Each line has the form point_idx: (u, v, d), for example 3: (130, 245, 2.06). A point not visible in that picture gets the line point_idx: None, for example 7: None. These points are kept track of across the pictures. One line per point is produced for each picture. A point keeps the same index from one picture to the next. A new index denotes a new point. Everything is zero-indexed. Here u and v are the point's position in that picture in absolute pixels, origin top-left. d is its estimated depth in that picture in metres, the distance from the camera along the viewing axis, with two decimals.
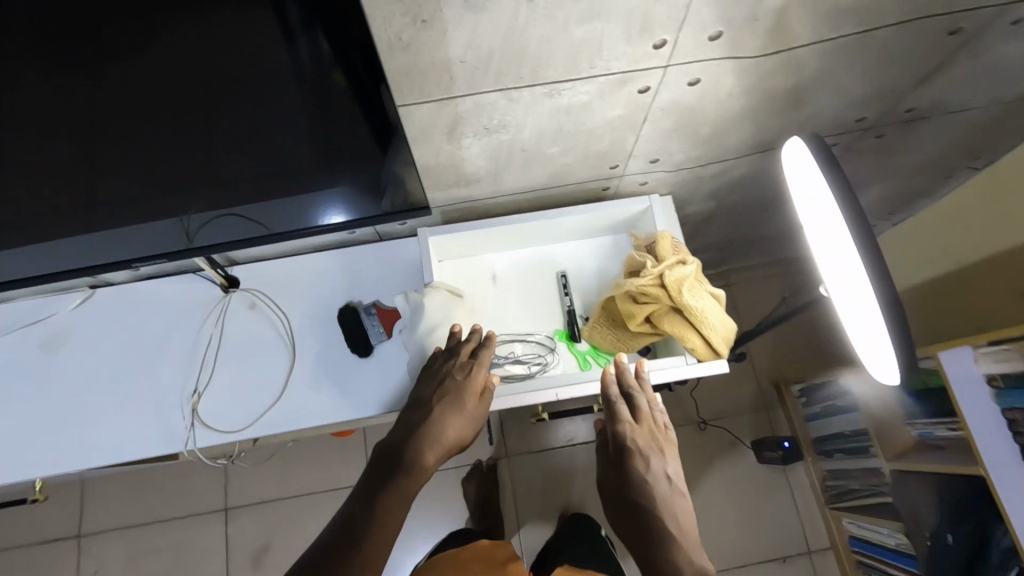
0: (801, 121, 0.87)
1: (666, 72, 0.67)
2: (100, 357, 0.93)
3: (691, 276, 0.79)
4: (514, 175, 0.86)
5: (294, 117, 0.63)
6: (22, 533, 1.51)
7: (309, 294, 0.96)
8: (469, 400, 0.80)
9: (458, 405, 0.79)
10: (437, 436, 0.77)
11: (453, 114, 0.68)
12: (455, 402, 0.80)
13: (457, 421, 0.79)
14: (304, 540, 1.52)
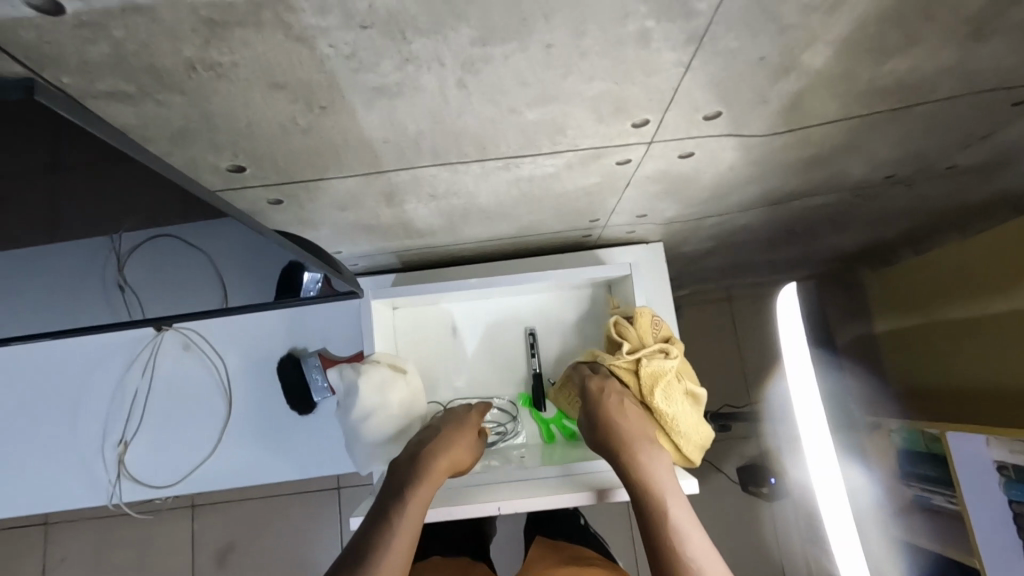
0: (818, 181, 0.74)
1: (650, 147, 0.55)
2: (17, 397, 0.84)
3: (670, 373, 0.69)
4: (476, 228, 0.75)
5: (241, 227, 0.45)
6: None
7: (247, 337, 0.86)
8: (467, 430, 0.71)
9: (457, 429, 0.70)
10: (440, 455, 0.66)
11: (388, 185, 0.56)
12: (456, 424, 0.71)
13: (464, 440, 0.69)
14: (269, 543, 1.49)
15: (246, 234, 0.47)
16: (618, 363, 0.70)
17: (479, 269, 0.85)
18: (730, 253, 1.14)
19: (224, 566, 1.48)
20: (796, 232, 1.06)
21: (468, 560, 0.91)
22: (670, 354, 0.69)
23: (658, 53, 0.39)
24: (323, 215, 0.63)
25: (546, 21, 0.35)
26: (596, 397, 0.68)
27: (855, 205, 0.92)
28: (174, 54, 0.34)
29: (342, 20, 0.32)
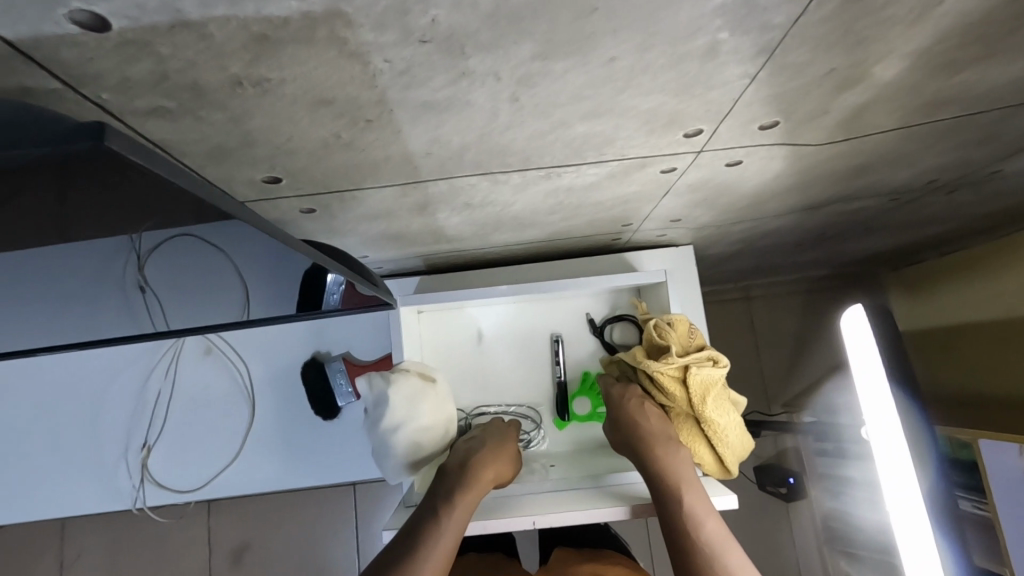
0: (860, 187, 0.72)
1: (698, 156, 0.53)
2: (38, 400, 0.83)
3: (720, 382, 0.66)
4: (506, 234, 0.73)
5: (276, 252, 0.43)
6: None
7: (269, 341, 0.84)
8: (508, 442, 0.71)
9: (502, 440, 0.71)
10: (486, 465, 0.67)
11: (423, 195, 0.55)
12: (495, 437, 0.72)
13: (504, 453, 0.69)
14: (283, 540, 1.49)
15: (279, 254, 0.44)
16: (664, 370, 0.66)
17: (506, 273, 0.84)
18: (755, 255, 1.12)
19: (240, 563, 1.48)
20: (825, 236, 1.04)
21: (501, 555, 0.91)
22: (719, 362, 0.66)
23: (724, 66, 0.37)
24: (353, 224, 0.62)
25: (614, 35, 0.32)
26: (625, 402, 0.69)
27: (890, 209, 0.89)
28: (220, 70, 0.32)
29: (401, 36, 0.30)
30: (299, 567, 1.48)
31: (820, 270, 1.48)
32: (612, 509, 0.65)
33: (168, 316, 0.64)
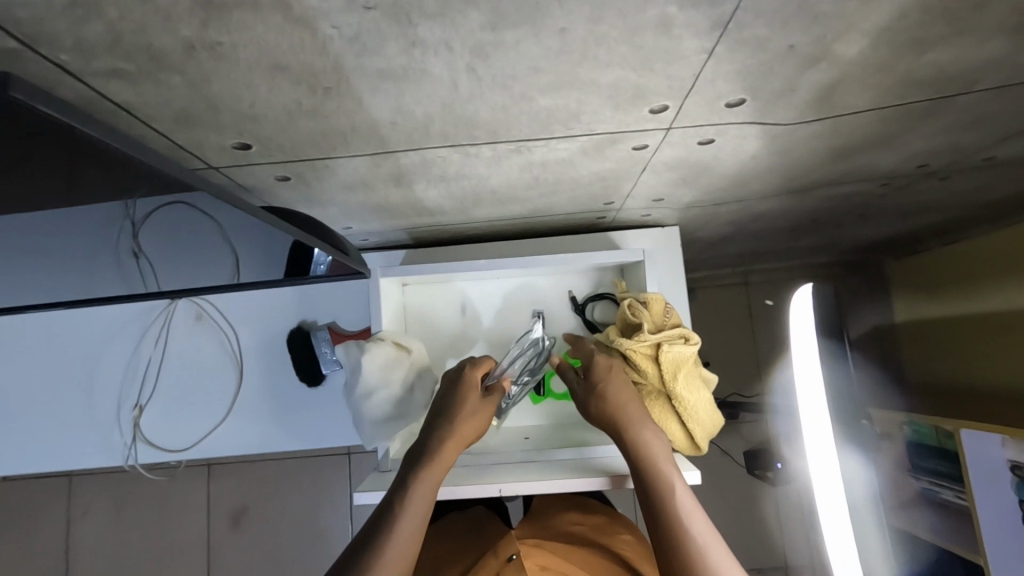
0: (847, 170, 0.70)
1: (669, 133, 0.52)
2: (36, 358, 0.87)
3: (691, 358, 0.68)
4: (488, 209, 0.73)
5: (245, 220, 0.45)
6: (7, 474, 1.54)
7: (260, 311, 0.86)
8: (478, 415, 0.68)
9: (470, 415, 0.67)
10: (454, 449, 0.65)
11: (396, 166, 0.55)
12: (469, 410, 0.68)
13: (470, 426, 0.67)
14: (280, 503, 1.53)
15: (248, 222, 0.46)
16: (636, 348, 0.67)
17: (493, 248, 0.84)
18: (748, 238, 1.12)
19: (238, 524, 1.53)
20: (820, 221, 1.03)
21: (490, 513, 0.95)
22: (690, 340, 0.68)
23: (680, 40, 0.37)
24: (331, 194, 0.62)
25: (560, 6, 0.33)
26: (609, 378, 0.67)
27: (885, 195, 0.88)
28: (171, 34, 0.32)
29: (343, 3, 0.31)
30: (295, 530, 1.52)
31: (820, 257, 1.47)
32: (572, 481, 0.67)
33: (152, 280, 0.66)
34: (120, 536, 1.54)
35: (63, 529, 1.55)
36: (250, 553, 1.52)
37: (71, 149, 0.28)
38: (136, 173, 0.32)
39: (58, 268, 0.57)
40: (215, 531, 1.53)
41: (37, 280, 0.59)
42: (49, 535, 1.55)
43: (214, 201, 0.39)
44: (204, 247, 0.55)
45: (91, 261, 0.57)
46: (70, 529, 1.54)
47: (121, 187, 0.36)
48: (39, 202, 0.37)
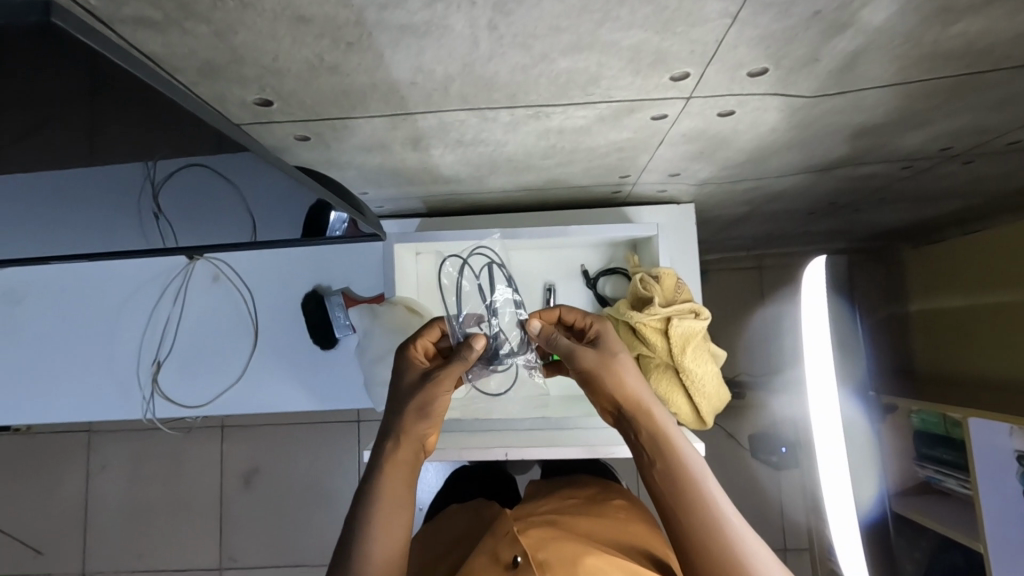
0: (868, 150, 0.70)
1: (688, 103, 0.52)
2: (61, 311, 0.89)
3: (701, 333, 0.68)
4: (503, 178, 0.73)
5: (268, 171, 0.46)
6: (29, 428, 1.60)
7: (275, 273, 0.88)
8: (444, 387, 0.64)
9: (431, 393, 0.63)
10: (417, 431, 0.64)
11: (414, 129, 0.56)
12: (426, 403, 0.63)
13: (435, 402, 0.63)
14: (291, 466, 1.57)
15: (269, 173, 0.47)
16: (646, 321, 0.67)
17: (506, 219, 0.85)
18: (763, 219, 1.11)
19: (249, 484, 1.58)
20: (838, 204, 1.02)
21: (482, 503, 1.03)
22: (701, 315, 0.68)
23: (703, 3, 0.37)
24: (349, 156, 0.63)
25: None
26: (605, 347, 0.62)
27: (906, 178, 0.86)
28: None
29: None
30: (305, 493, 1.56)
31: (836, 243, 1.45)
32: (565, 449, 0.72)
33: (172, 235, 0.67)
34: (136, 491, 1.59)
35: (82, 483, 1.60)
36: (261, 511, 1.57)
37: (104, 94, 0.29)
38: (162, 114, 0.33)
39: (83, 222, 0.58)
40: (227, 491, 1.58)
41: (62, 233, 0.61)
42: (69, 489, 1.60)
43: (238, 150, 0.40)
44: (225, 203, 0.57)
45: (114, 216, 0.58)
46: (89, 482, 1.59)
47: (147, 141, 0.37)
48: (71, 161, 0.39)
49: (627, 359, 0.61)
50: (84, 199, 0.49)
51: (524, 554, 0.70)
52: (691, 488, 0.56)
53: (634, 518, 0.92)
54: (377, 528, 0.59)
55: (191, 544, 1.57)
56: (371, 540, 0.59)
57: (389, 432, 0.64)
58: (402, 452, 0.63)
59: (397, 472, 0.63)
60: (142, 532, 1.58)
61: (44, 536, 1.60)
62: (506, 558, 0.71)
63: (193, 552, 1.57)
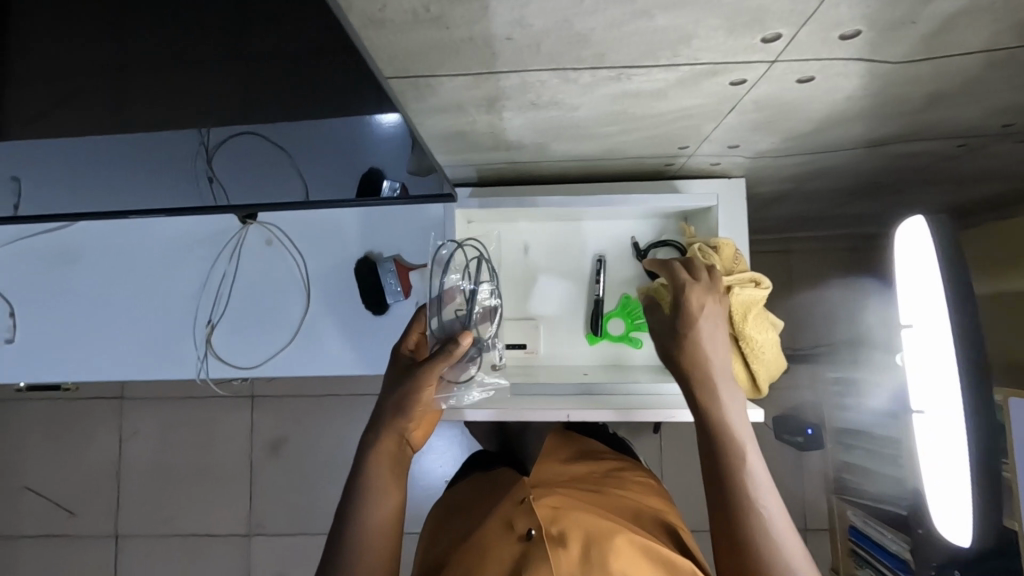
0: (931, 124, 0.70)
1: (771, 67, 0.52)
2: (117, 272, 0.91)
3: (761, 301, 0.69)
4: (563, 145, 0.74)
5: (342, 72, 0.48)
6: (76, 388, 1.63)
7: (329, 239, 0.89)
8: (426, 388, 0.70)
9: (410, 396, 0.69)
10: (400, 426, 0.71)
11: (494, 88, 0.56)
12: (412, 405, 0.70)
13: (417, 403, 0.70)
14: (318, 436, 1.60)
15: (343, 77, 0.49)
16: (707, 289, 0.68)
17: (559, 189, 0.85)
18: (804, 198, 1.11)
19: (278, 453, 1.60)
20: (881, 184, 1.02)
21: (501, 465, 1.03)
22: (762, 283, 0.69)
23: None
24: (421, 117, 0.64)
25: None
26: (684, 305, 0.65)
27: (956, 157, 0.86)
28: None
29: None
30: (332, 463, 1.59)
31: (867, 228, 1.44)
32: (620, 411, 0.73)
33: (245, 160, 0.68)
34: (167, 456, 1.62)
35: (114, 447, 1.63)
36: (290, 480, 1.59)
37: None
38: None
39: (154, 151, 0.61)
40: (256, 459, 1.61)
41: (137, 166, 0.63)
42: (102, 453, 1.63)
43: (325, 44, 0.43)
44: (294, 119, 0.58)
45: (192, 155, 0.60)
46: (122, 447, 1.62)
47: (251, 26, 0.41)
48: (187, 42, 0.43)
49: (716, 342, 0.64)
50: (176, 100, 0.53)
51: (539, 528, 0.73)
52: (745, 473, 0.61)
53: (651, 490, 0.94)
54: (377, 512, 0.68)
55: (220, 509, 1.60)
56: (359, 521, 0.68)
57: (380, 428, 0.71)
58: (389, 446, 0.71)
59: (384, 459, 0.70)
60: (171, 498, 1.61)
61: (76, 499, 1.63)
62: (519, 529, 0.74)
63: (221, 518, 1.60)
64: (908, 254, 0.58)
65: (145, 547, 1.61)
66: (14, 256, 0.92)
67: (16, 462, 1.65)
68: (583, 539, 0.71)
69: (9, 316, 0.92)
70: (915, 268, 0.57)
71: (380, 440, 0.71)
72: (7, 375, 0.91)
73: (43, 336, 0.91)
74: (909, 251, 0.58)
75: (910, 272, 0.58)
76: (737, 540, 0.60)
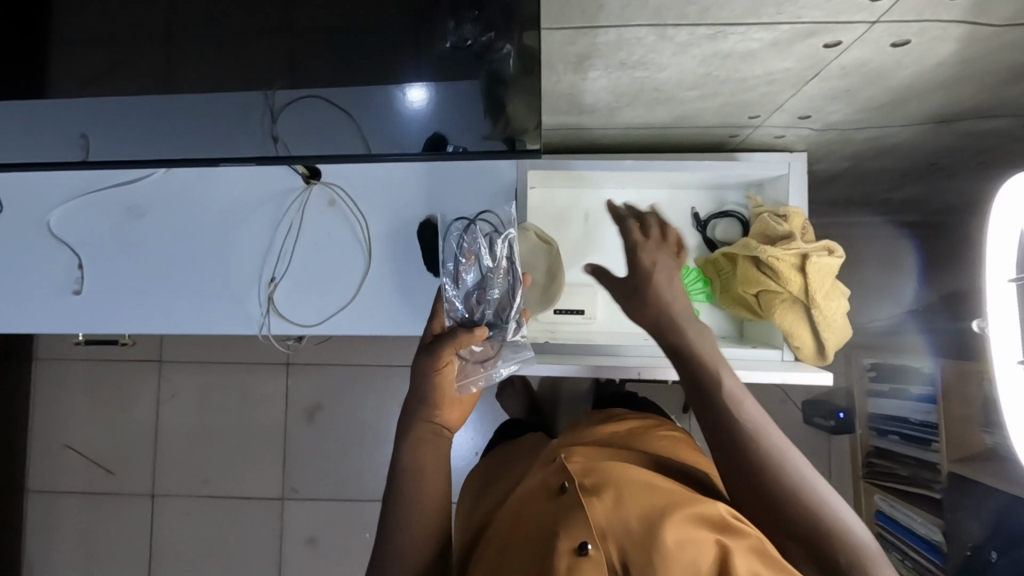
0: (1009, 99, 0.70)
1: (870, 29, 0.53)
2: (182, 228, 0.93)
3: (834, 271, 0.71)
4: (636, 110, 0.75)
5: None
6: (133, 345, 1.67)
7: (392, 200, 0.91)
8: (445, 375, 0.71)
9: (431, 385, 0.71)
10: (425, 415, 0.71)
11: (589, 45, 0.57)
12: (437, 391, 0.71)
13: (440, 393, 0.71)
14: (352, 405, 1.63)
15: None
16: (782, 258, 0.70)
17: (623, 157, 0.86)
18: (857, 178, 1.10)
19: (313, 419, 1.63)
20: (936, 167, 1.02)
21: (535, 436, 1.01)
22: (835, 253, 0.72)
23: None
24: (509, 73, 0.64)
25: None
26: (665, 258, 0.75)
27: (1022, 138, 0.86)
28: None
29: None
30: (364, 431, 1.62)
31: (908, 216, 1.44)
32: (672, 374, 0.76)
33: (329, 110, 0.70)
34: (203, 418, 1.66)
35: (152, 408, 1.67)
36: (323, 445, 1.62)
37: None
38: None
39: None
40: (291, 425, 1.64)
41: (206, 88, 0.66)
42: (140, 413, 1.67)
43: None
44: None
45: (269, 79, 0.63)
46: (160, 408, 1.66)
47: None
48: None
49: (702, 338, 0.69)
50: None
51: (572, 479, 0.72)
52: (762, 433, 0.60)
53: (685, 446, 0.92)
54: (420, 485, 0.67)
55: (254, 472, 1.64)
56: (404, 524, 0.65)
57: (408, 422, 0.71)
58: (422, 432, 0.70)
59: (416, 450, 0.69)
60: (209, 459, 1.65)
61: (115, 457, 1.67)
62: (553, 485, 0.72)
63: (256, 482, 1.63)
64: (1015, 212, 0.59)
65: (182, 507, 1.65)
66: (82, 209, 0.95)
67: (58, 420, 1.69)
68: (615, 486, 0.68)
69: (76, 267, 0.94)
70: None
71: (414, 426, 0.70)
72: (74, 325, 0.93)
73: (108, 287, 0.94)
74: (1006, 211, 0.60)
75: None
76: (755, 489, 0.58)
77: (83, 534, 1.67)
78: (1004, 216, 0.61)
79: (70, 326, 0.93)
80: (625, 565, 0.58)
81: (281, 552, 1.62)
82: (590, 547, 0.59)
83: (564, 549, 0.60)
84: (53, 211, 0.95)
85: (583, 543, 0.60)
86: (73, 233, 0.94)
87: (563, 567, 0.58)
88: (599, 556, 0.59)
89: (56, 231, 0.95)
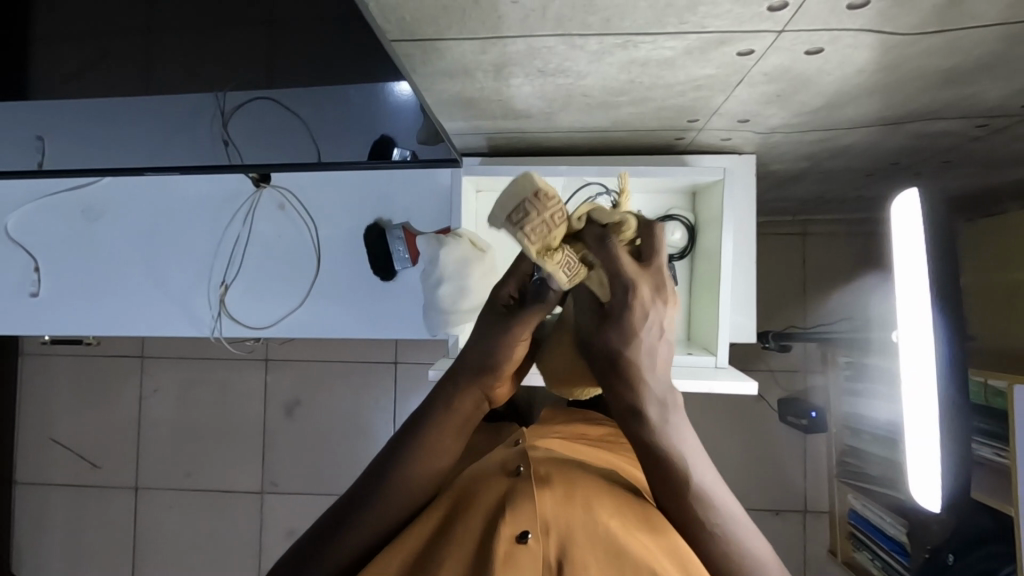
0: (948, 103, 0.68)
1: (779, 37, 0.52)
2: (134, 231, 0.95)
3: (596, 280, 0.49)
4: (572, 115, 0.74)
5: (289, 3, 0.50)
6: (98, 344, 1.69)
7: (341, 203, 0.91)
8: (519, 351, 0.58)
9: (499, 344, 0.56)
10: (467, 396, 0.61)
11: (502, 54, 0.57)
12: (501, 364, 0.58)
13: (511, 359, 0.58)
14: (329, 401, 1.64)
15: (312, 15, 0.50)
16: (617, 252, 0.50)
17: (567, 162, 0.87)
18: (823, 176, 1.08)
19: (291, 414, 1.65)
20: (900, 166, 0.99)
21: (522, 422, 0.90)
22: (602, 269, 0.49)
23: None
24: (431, 81, 0.64)
25: None
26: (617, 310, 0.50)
27: (979, 137, 0.84)
28: None
29: None
30: (341, 426, 1.63)
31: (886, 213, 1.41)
32: None
33: (254, 110, 0.70)
34: (183, 413, 1.68)
35: (134, 403, 1.70)
36: (301, 438, 1.64)
37: None
38: None
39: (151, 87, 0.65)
40: (269, 419, 1.66)
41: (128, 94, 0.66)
42: (122, 408, 1.70)
43: None
44: (287, 70, 0.60)
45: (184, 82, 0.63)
46: (141, 403, 1.69)
47: None
48: None
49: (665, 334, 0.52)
50: (157, 40, 0.55)
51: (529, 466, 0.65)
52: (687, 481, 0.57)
53: None
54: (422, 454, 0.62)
55: (233, 466, 1.66)
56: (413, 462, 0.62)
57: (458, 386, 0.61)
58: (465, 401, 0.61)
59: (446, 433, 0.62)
60: (191, 453, 1.67)
61: (100, 450, 1.70)
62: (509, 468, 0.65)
63: (237, 476, 1.66)
64: (909, 229, 0.55)
65: (167, 500, 1.68)
66: (38, 212, 0.96)
67: (45, 413, 1.72)
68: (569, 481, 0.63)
69: (33, 270, 0.95)
70: (914, 241, 0.54)
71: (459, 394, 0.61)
72: (32, 327, 0.95)
73: (63, 290, 0.95)
74: (901, 234, 0.57)
75: (909, 247, 0.55)
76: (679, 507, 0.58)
77: (69, 524, 1.71)
78: (900, 234, 0.57)
79: (27, 328, 0.95)
80: (561, 563, 0.54)
81: (261, 544, 1.65)
82: (530, 536, 0.55)
83: (503, 534, 0.55)
84: (11, 214, 0.96)
85: (524, 531, 0.55)
86: (29, 235, 0.96)
87: (499, 552, 0.54)
88: (537, 547, 0.55)
89: (14, 234, 0.96)
